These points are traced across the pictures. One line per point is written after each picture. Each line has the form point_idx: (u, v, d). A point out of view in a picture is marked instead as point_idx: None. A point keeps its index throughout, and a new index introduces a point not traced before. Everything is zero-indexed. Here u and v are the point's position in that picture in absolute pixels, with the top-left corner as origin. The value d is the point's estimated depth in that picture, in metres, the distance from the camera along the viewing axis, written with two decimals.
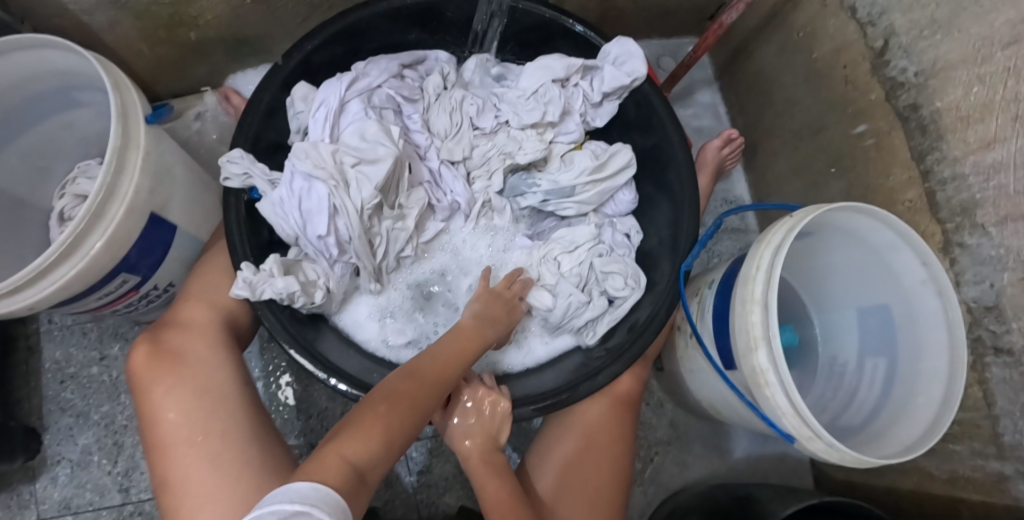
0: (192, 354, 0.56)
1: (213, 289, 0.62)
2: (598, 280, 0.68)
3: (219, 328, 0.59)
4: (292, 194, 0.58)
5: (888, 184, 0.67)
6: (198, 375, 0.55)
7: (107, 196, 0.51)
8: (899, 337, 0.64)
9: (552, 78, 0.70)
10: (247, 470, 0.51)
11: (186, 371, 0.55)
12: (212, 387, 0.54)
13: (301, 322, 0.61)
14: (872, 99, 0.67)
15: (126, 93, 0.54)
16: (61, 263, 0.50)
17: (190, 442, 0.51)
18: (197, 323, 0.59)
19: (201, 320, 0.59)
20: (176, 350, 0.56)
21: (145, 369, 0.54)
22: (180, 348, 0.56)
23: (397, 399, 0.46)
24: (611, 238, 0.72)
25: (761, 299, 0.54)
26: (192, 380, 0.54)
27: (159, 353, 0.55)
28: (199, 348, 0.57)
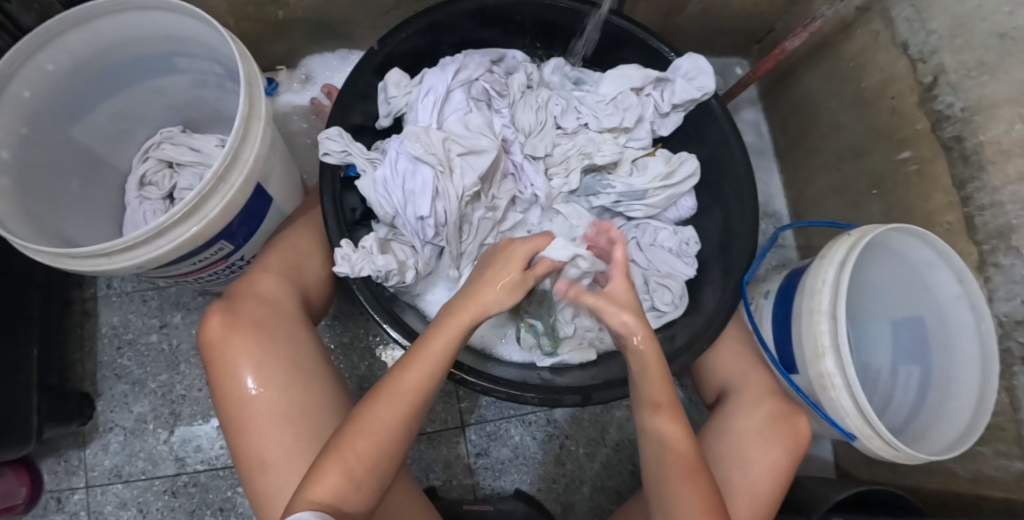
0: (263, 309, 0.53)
1: (299, 266, 0.59)
2: (648, 289, 0.72)
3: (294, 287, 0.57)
4: (397, 174, 0.61)
5: (929, 207, 0.73)
6: (281, 329, 0.53)
7: (232, 161, 0.50)
8: (932, 347, 0.70)
9: (630, 87, 0.74)
10: (327, 418, 0.51)
11: (271, 327, 0.52)
12: (302, 369, 0.52)
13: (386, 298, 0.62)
14: (917, 129, 0.73)
15: (249, 65, 0.53)
16: (180, 224, 0.49)
17: (281, 429, 0.49)
18: (270, 290, 0.55)
19: (275, 287, 0.55)
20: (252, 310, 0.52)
21: (223, 335, 0.51)
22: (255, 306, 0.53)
23: (382, 434, 0.47)
24: (675, 245, 0.76)
25: (828, 310, 0.59)
26: (280, 361, 0.51)
27: (234, 318, 0.51)
28: (282, 325, 0.53)
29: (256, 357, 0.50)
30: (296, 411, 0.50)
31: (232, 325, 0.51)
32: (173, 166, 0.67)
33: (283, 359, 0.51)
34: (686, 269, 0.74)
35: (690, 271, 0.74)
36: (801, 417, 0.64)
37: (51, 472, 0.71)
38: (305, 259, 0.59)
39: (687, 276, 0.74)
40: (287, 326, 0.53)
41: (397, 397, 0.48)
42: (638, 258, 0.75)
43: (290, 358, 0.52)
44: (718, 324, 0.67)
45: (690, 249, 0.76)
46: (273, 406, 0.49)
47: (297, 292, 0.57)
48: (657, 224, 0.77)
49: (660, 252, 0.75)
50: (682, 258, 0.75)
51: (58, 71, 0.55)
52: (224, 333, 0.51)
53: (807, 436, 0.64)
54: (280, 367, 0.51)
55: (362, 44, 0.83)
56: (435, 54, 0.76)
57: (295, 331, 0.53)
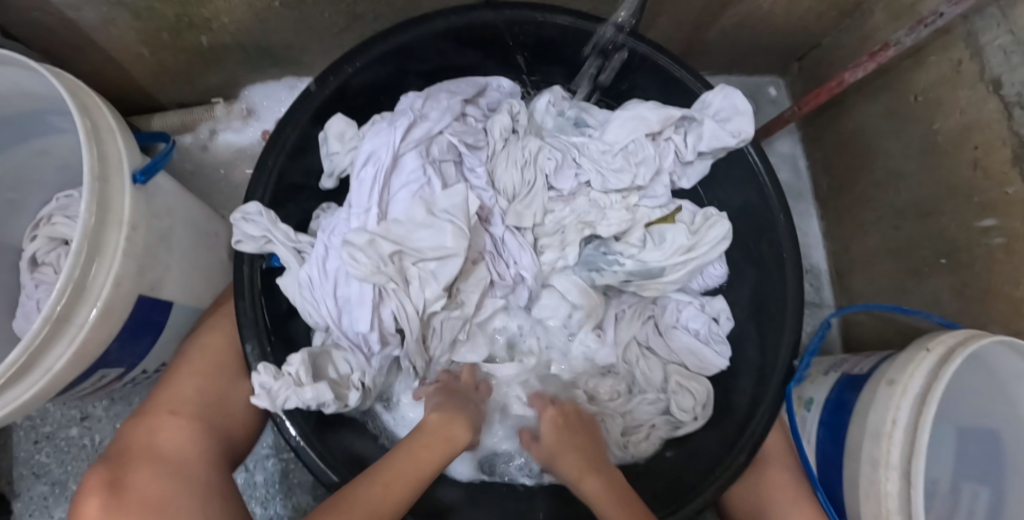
0: (151, 478, 0.41)
1: (215, 405, 0.49)
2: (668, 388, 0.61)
3: (199, 438, 0.46)
4: (327, 277, 0.52)
5: (1015, 294, 0.58)
6: (176, 500, 0.40)
7: (78, 291, 0.38)
8: (1008, 472, 0.57)
9: (644, 132, 0.60)
10: None
11: (159, 500, 0.40)
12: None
13: (324, 423, 0.53)
14: (1008, 193, 0.57)
15: (108, 145, 0.41)
16: (9, 386, 0.36)
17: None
18: (165, 450, 0.44)
19: (171, 445, 0.44)
20: (134, 483, 0.41)
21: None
22: (140, 476, 0.41)
23: None
24: (702, 327, 0.63)
25: (899, 465, 0.44)
26: None
27: (110, 499, 0.39)
28: (189, 491, 0.41)
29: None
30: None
31: (113, 507, 0.39)
32: (70, 243, 0.55)
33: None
34: (718, 359, 0.61)
35: (721, 362, 0.61)
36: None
37: None
38: (211, 395, 0.49)
39: (719, 368, 0.61)
40: (196, 489, 0.42)
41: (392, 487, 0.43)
42: (655, 345, 0.63)
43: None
44: (752, 443, 0.54)
45: (720, 328, 0.63)
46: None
47: (212, 442, 0.47)
48: (679, 298, 0.64)
49: (684, 336, 0.62)
50: (711, 344, 0.62)
51: None
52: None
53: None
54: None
55: (315, 71, 0.69)
56: (399, 86, 0.62)
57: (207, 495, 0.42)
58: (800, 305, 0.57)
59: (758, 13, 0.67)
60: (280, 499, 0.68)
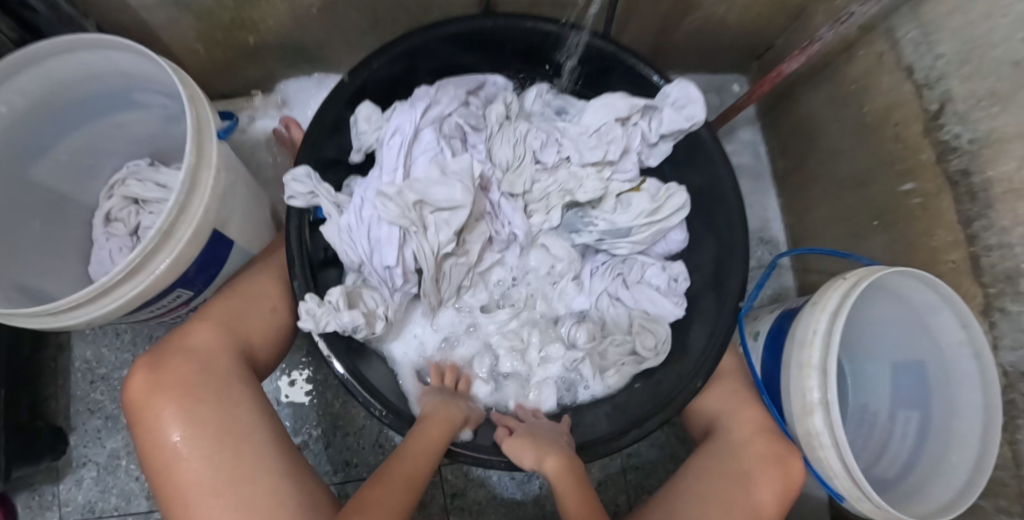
0: (188, 365, 0.52)
1: (240, 316, 0.58)
2: (632, 331, 0.70)
3: (231, 340, 0.56)
4: (362, 223, 0.61)
5: (933, 243, 0.69)
6: (208, 385, 0.51)
7: (178, 214, 0.49)
8: (932, 395, 0.67)
9: (615, 117, 0.71)
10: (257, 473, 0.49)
11: (194, 382, 0.51)
12: (231, 424, 0.50)
13: (352, 351, 0.63)
14: (922, 159, 0.69)
15: (200, 106, 0.52)
16: (124, 282, 0.47)
17: (214, 493, 0.47)
18: (202, 345, 0.54)
19: (208, 342, 0.55)
20: (174, 367, 0.52)
21: (147, 396, 0.50)
22: (179, 362, 0.52)
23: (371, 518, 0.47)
24: (663, 283, 0.72)
25: (818, 365, 0.55)
26: (205, 416, 0.50)
27: (157, 377, 0.51)
28: (209, 381, 0.52)
29: (180, 413, 0.50)
30: (226, 472, 0.48)
31: (156, 382, 0.51)
32: (139, 201, 0.66)
33: (210, 414, 0.50)
34: (675, 309, 0.71)
35: (678, 312, 0.71)
36: (796, 457, 0.60)
37: (23, 507, 0.70)
38: (246, 307, 0.59)
39: (675, 317, 0.71)
40: (215, 381, 0.52)
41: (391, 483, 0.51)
42: (623, 296, 0.73)
43: (216, 414, 0.50)
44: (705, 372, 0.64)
45: (679, 286, 0.72)
46: (200, 467, 0.48)
47: (234, 345, 0.56)
48: (644, 260, 0.74)
49: (647, 291, 0.72)
50: (670, 297, 0.71)
51: (10, 112, 0.54)
52: (148, 395, 0.51)
53: (800, 478, 0.60)
54: (205, 423, 0.50)
55: (339, 67, 0.80)
56: (409, 83, 0.73)
57: (224, 385, 0.52)
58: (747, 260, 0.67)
59: (715, 18, 0.79)
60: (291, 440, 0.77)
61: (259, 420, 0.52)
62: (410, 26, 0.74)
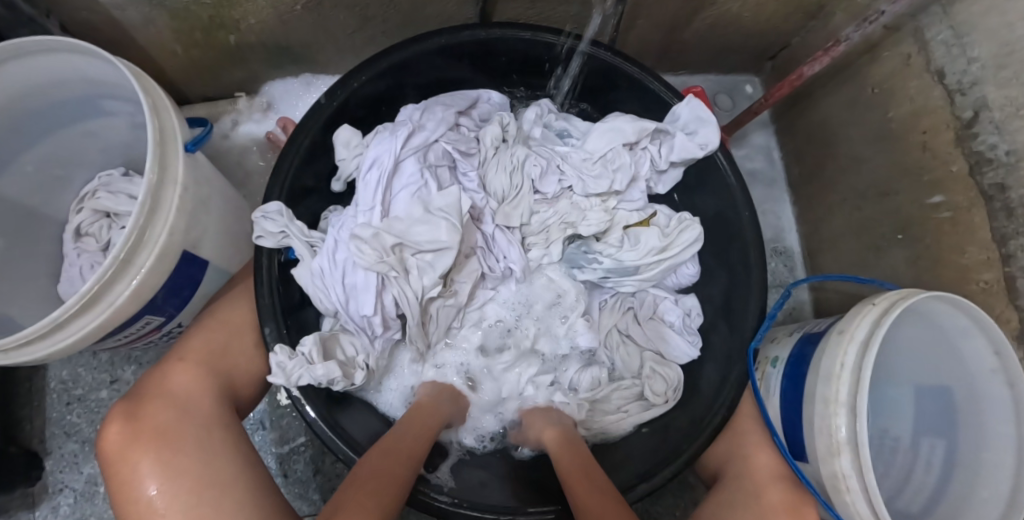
0: (167, 411, 0.47)
1: (224, 353, 0.53)
2: (642, 374, 0.66)
3: (215, 380, 0.51)
4: (336, 267, 0.57)
5: (963, 261, 0.64)
6: (188, 431, 0.46)
7: (139, 237, 0.44)
8: (961, 423, 0.62)
9: (622, 142, 0.67)
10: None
11: (173, 430, 0.46)
12: (214, 475, 0.45)
13: (332, 401, 0.57)
14: (953, 171, 0.64)
15: (164, 118, 0.47)
16: (78, 316, 0.43)
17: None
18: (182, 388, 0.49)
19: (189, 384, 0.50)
20: (152, 415, 0.47)
21: (122, 449, 0.45)
22: (157, 408, 0.47)
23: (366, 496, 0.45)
24: (677, 320, 0.68)
25: (847, 401, 0.51)
26: (184, 467, 0.45)
27: (134, 426, 0.46)
28: (191, 427, 0.47)
29: (157, 464, 0.44)
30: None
31: (132, 432, 0.46)
32: (111, 215, 0.62)
33: (191, 465, 0.45)
34: (689, 349, 0.67)
35: (693, 353, 0.67)
36: (809, 508, 0.57)
37: None
38: (228, 343, 0.54)
39: (690, 359, 0.67)
40: (199, 426, 0.47)
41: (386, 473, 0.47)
42: (634, 332, 0.69)
43: (197, 465, 0.45)
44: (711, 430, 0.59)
45: (693, 322, 0.68)
46: None
47: (218, 384, 0.51)
48: (657, 293, 0.70)
49: (659, 327, 0.68)
50: (684, 335, 0.67)
51: None
52: (123, 446, 0.46)
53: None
54: (185, 475, 0.44)
55: (329, 69, 0.76)
56: (398, 99, 0.68)
57: (206, 431, 0.47)
58: (762, 291, 0.63)
59: (729, 15, 0.74)
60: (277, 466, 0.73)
61: (244, 469, 0.47)
62: (403, 25, 0.70)
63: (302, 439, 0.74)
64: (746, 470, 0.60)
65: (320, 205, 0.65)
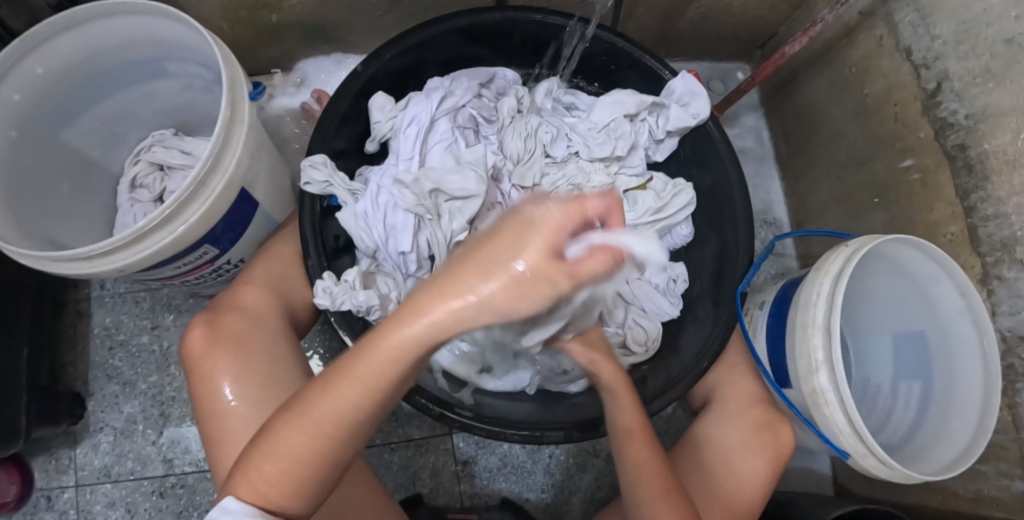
0: (241, 323, 0.54)
1: (284, 283, 0.60)
2: (625, 325, 0.71)
3: (280, 306, 0.58)
4: (377, 208, 0.63)
5: (932, 217, 0.71)
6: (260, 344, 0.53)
7: (211, 167, 0.51)
8: (934, 364, 0.68)
9: (624, 113, 0.74)
10: None
11: (249, 340, 0.53)
12: (278, 378, 0.53)
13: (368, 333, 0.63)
14: (921, 137, 0.71)
15: (234, 69, 0.54)
16: (157, 230, 0.50)
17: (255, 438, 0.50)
18: (253, 306, 0.56)
19: (259, 304, 0.57)
20: (229, 325, 0.54)
21: (202, 348, 0.52)
22: (234, 319, 0.54)
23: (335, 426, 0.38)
24: (662, 282, 0.74)
25: (822, 324, 0.57)
26: (257, 372, 0.52)
27: (214, 330, 0.53)
28: (263, 338, 0.54)
29: (234, 364, 0.52)
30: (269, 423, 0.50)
31: (212, 335, 0.52)
32: (164, 168, 0.68)
33: (260, 370, 0.52)
34: (671, 309, 0.73)
35: (674, 312, 0.73)
36: (786, 425, 0.63)
37: (41, 471, 0.71)
38: (287, 273, 0.61)
39: (669, 317, 0.73)
40: (266, 341, 0.54)
41: (348, 387, 0.37)
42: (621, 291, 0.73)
43: (266, 369, 0.52)
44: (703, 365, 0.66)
45: (677, 287, 0.75)
46: (247, 415, 0.50)
47: (281, 306, 0.59)
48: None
49: (647, 287, 0.73)
50: (668, 297, 0.74)
51: (46, 74, 0.56)
52: (204, 346, 0.52)
53: (791, 445, 0.63)
54: (256, 377, 0.52)
55: (358, 48, 0.83)
56: (421, 72, 0.75)
57: (273, 343, 0.54)
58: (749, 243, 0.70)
59: (721, 4, 0.82)
60: None
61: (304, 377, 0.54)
62: (427, 7, 0.77)
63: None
64: (732, 395, 0.67)
65: (352, 162, 0.72)
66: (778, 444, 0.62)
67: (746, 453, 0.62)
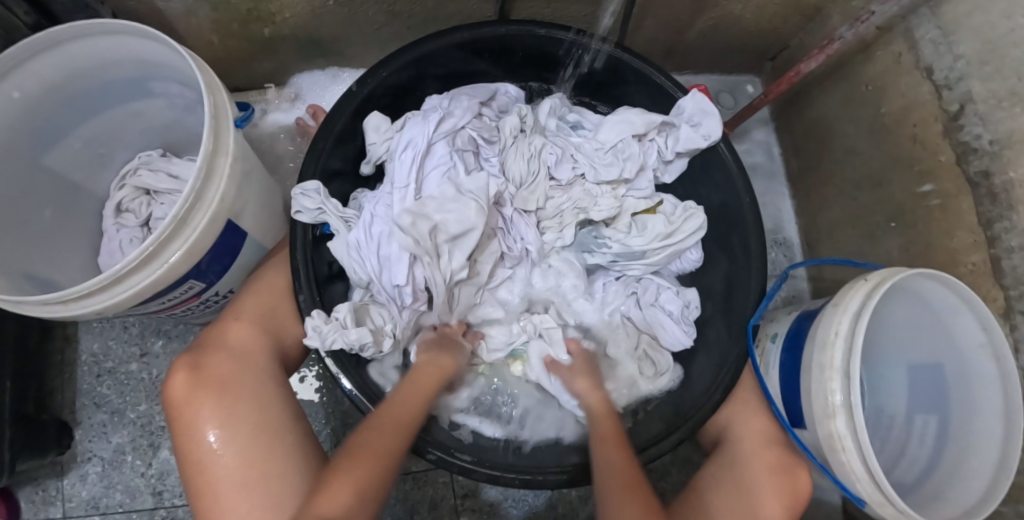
0: (226, 365, 0.52)
1: (275, 316, 0.58)
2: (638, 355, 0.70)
3: (271, 342, 0.57)
4: (371, 238, 0.61)
5: (952, 245, 0.68)
6: (246, 386, 0.52)
7: (195, 201, 0.49)
8: (952, 399, 0.66)
9: (632, 133, 0.71)
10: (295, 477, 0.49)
11: (234, 383, 0.52)
12: (265, 421, 0.51)
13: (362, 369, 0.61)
14: (941, 160, 0.68)
15: (218, 94, 0.52)
16: (139, 270, 0.47)
17: (243, 489, 0.48)
18: (242, 344, 0.55)
19: (248, 341, 0.55)
20: (215, 367, 0.52)
21: (185, 394, 0.50)
22: (219, 361, 0.53)
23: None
24: (676, 309, 0.70)
25: (841, 367, 0.54)
26: (243, 418, 0.50)
27: (198, 374, 0.51)
28: (249, 378, 0.53)
29: (219, 408, 0.50)
30: (258, 471, 0.48)
31: (196, 380, 0.51)
32: (151, 192, 0.66)
33: (248, 413, 0.50)
34: (683, 338, 0.69)
35: (688, 341, 0.69)
36: (803, 469, 0.61)
37: (27, 502, 0.69)
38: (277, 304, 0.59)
39: (683, 346, 0.69)
40: (253, 382, 0.52)
41: (369, 456, 0.48)
42: (635, 317, 0.72)
43: (252, 411, 0.51)
44: (713, 404, 0.62)
45: (691, 314, 0.71)
46: (231, 464, 0.48)
47: (271, 344, 0.57)
48: (660, 282, 0.73)
49: (659, 314, 0.70)
50: (681, 324, 0.69)
51: (24, 98, 0.53)
52: (187, 392, 0.51)
53: (808, 490, 0.60)
54: (243, 422, 0.50)
55: (354, 61, 0.80)
56: (419, 90, 0.72)
57: (259, 384, 0.53)
58: (763, 271, 0.66)
59: (732, 17, 0.79)
60: None
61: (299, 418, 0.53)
62: (427, 21, 0.74)
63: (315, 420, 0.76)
64: (745, 433, 0.64)
65: (347, 185, 0.69)
66: (795, 488, 0.60)
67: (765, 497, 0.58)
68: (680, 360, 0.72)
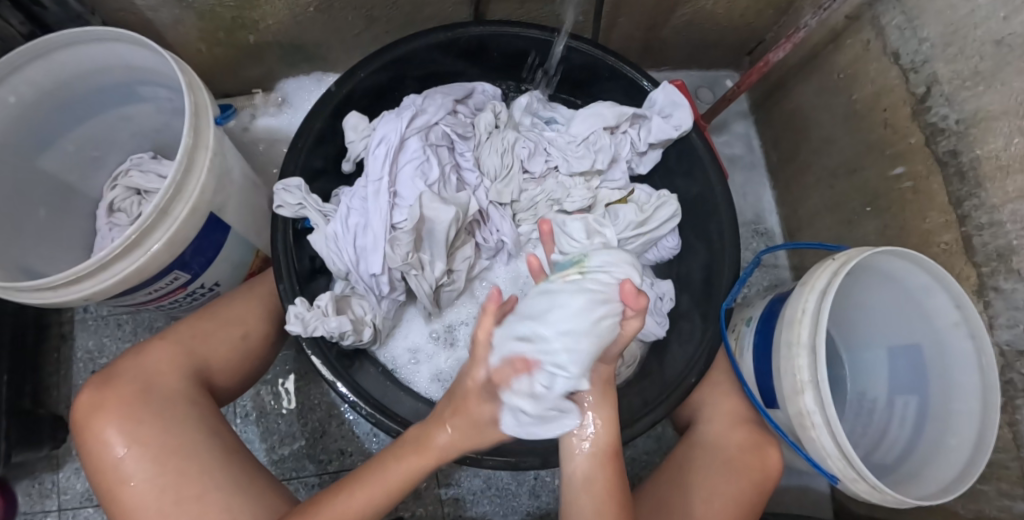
0: (135, 386, 0.52)
1: (207, 339, 0.59)
2: None
3: (190, 358, 0.57)
4: (348, 231, 0.63)
5: (925, 226, 0.68)
6: (157, 406, 0.52)
7: (175, 192, 0.51)
8: (929, 378, 0.65)
9: (603, 125, 0.73)
10: (208, 497, 0.49)
11: (147, 403, 0.52)
12: (176, 443, 0.50)
13: (344, 357, 0.64)
14: (911, 143, 0.69)
15: (199, 94, 0.54)
16: (122, 258, 0.50)
17: (162, 514, 0.48)
18: (159, 365, 0.54)
19: (166, 362, 0.55)
20: (128, 389, 0.52)
21: (95, 420, 0.51)
22: (132, 382, 0.53)
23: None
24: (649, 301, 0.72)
25: (808, 343, 0.55)
26: (151, 441, 0.50)
27: (107, 398, 0.51)
28: (162, 399, 0.52)
29: (126, 434, 0.50)
30: (171, 493, 0.49)
31: (105, 405, 0.51)
32: (141, 192, 0.68)
33: (157, 435, 0.50)
34: (657, 328, 0.71)
35: (660, 331, 0.71)
36: (774, 447, 0.63)
37: (24, 495, 0.72)
38: (213, 326, 0.60)
39: (657, 336, 0.71)
40: (164, 401, 0.52)
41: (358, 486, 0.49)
42: None
43: (161, 433, 0.50)
44: (682, 391, 0.63)
45: (664, 305, 0.73)
46: (143, 488, 0.49)
47: (193, 364, 0.56)
48: None
49: None
50: (655, 316, 0.71)
51: (19, 103, 0.56)
52: (92, 418, 0.51)
53: (779, 467, 0.62)
54: (152, 443, 0.50)
55: (337, 65, 0.83)
56: (398, 90, 0.74)
57: (168, 404, 0.52)
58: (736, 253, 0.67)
59: (704, 12, 0.81)
60: (285, 434, 0.78)
61: (213, 435, 0.53)
62: (405, 23, 0.77)
63: (295, 418, 0.78)
64: (718, 413, 0.66)
65: (329, 182, 0.72)
66: (766, 471, 0.61)
67: (734, 482, 0.60)
68: (660, 347, 0.73)
